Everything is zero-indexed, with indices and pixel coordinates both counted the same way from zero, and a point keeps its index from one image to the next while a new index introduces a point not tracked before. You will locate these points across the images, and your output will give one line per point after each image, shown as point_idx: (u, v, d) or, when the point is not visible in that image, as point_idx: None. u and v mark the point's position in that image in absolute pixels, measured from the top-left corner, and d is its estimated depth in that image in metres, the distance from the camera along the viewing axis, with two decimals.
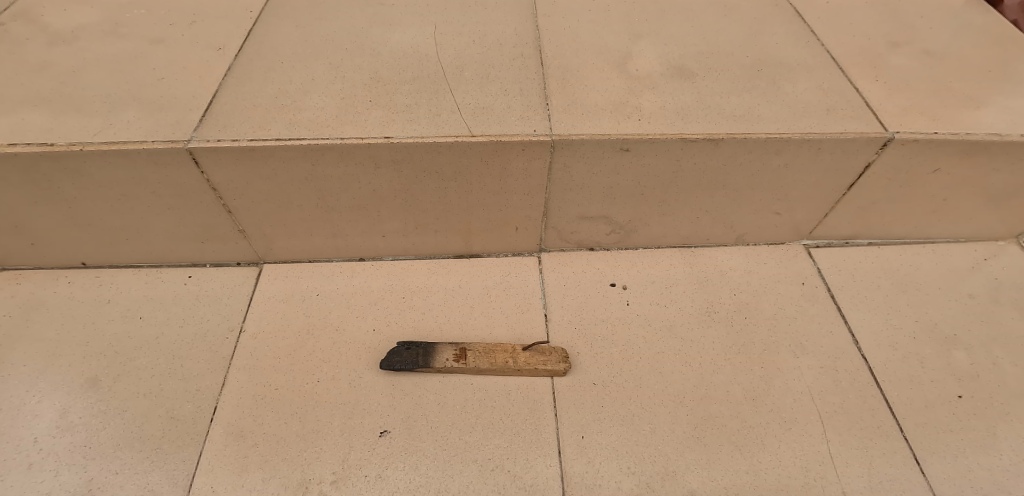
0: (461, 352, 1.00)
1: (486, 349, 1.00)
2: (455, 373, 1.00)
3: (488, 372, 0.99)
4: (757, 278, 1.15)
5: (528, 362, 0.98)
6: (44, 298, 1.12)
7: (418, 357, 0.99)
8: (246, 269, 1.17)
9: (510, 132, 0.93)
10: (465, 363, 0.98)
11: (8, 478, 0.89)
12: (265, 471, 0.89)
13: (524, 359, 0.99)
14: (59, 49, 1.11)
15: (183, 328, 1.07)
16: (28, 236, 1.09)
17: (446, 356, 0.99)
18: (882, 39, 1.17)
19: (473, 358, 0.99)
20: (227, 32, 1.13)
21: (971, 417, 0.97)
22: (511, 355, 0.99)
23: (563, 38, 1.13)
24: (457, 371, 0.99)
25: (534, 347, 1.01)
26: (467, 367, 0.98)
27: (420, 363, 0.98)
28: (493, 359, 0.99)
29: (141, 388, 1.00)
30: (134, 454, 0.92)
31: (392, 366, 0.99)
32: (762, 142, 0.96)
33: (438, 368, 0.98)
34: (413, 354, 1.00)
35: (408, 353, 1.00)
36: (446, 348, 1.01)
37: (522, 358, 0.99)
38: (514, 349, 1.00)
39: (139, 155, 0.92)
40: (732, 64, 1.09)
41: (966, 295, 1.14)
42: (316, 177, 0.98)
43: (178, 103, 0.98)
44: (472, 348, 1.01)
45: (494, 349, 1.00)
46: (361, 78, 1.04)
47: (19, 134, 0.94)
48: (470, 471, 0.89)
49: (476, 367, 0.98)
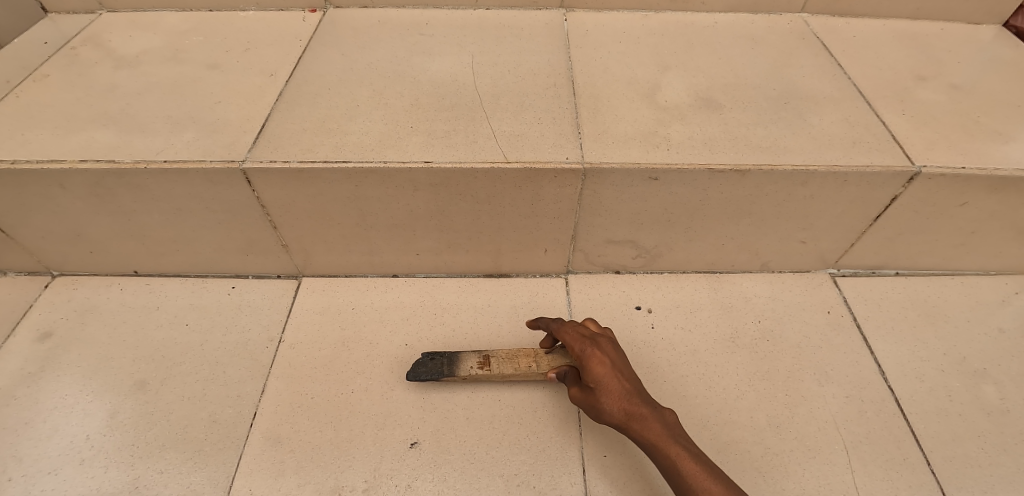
0: (484, 360, 1.02)
1: (509, 356, 1.02)
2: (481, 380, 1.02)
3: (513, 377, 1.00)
4: (783, 305, 1.17)
5: (551, 366, 0.98)
6: (99, 302, 1.20)
7: (442, 367, 1.01)
8: (286, 282, 1.22)
9: (543, 159, 0.98)
10: (489, 370, 1.00)
11: (62, 472, 0.96)
12: (300, 477, 0.94)
13: (546, 363, 0.99)
14: (124, 73, 1.20)
15: (226, 337, 1.13)
16: (88, 244, 1.17)
17: (469, 364, 1.01)
18: (909, 73, 1.19)
19: (495, 364, 1.01)
20: (278, 59, 1.21)
21: (1000, 453, 0.97)
22: (534, 359, 1.00)
23: (594, 69, 1.18)
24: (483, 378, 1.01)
25: (559, 350, 1.00)
26: (491, 373, 0.99)
27: (445, 372, 1.00)
28: (516, 365, 1.00)
29: (185, 392, 1.05)
30: (178, 455, 0.97)
31: (418, 377, 1.00)
32: (788, 173, 0.98)
33: (462, 376, 0.99)
34: (437, 364, 1.01)
35: (432, 363, 1.02)
36: (469, 357, 1.02)
37: (545, 362, 0.99)
38: (537, 353, 1.01)
39: (196, 173, 0.99)
40: (759, 96, 1.12)
41: (996, 329, 1.13)
42: (358, 197, 1.03)
43: (234, 125, 1.06)
44: (495, 355, 1.03)
45: (517, 355, 1.02)
46: (402, 104, 1.10)
47: (90, 152, 1.02)
48: (497, 485, 0.92)
49: (500, 373, 0.99)
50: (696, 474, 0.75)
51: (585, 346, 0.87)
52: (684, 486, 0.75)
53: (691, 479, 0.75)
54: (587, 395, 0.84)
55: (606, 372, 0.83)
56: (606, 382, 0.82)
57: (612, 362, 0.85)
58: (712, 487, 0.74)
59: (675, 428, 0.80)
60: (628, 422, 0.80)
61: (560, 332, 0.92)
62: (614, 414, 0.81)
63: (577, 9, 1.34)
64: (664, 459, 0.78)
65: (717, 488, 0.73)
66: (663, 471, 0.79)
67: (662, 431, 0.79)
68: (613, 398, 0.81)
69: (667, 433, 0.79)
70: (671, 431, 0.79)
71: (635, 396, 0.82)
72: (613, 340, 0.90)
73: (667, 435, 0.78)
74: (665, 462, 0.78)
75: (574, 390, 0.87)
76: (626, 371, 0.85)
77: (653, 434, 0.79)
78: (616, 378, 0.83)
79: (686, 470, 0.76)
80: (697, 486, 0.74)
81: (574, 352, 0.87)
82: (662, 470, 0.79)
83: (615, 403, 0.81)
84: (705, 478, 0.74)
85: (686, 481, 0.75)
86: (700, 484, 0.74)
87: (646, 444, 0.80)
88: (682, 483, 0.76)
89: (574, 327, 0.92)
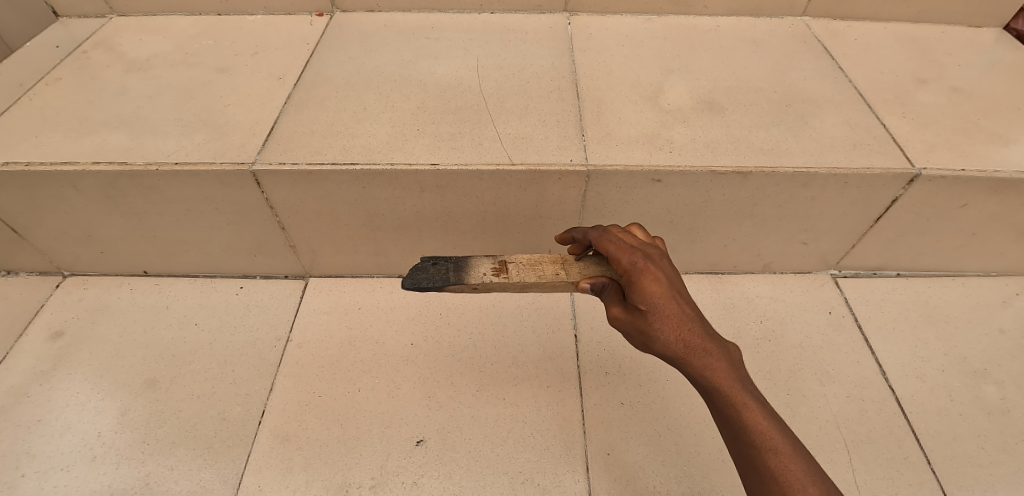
0: (499, 268, 0.84)
1: (531, 263, 0.85)
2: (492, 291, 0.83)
3: (534, 287, 0.83)
4: (784, 306, 1.18)
5: (582, 274, 0.81)
6: (109, 302, 1.22)
7: (448, 274, 0.81)
8: (293, 282, 1.24)
9: (547, 161, 0.99)
10: (507, 277, 0.82)
11: (74, 469, 0.97)
12: (308, 473, 0.95)
13: (576, 271, 0.82)
14: (135, 76, 1.22)
15: (235, 336, 1.15)
16: (99, 245, 1.19)
17: (482, 271, 0.83)
18: (909, 76, 1.20)
19: (514, 271, 0.84)
20: (286, 63, 1.23)
21: (1000, 453, 0.98)
22: (561, 267, 0.83)
23: (598, 72, 1.19)
24: (495, 288, 0.83)
25: (590, 259, 0.84)
26: (509, 281, 0.82)
27: (452, 280, 0.80)
28: (541, 272, 0.83)
29: (195, 390, 1.07)
30: (188, 452, 0.99)
31: (416, 284, 0.80)
32: (790, 175, 1.00)
33: (474, 284, 0.81)
34: (441, 270, 0.82)
35: (435, 270, 0.82)
36: (479, 263, 0.84)
37: (574, 269, 0.83)
38: (565, 261, 0.84)
39: (207, 175, 1.01)
40: (761, 99, 1.13)
41: (997, 330, 1.14)
42: (365, 198, 1.05)
43: (243, 128, 1.07)
44: (512, 263, 0.85)
45: (540, 263, 0.85)
46: (409, 107, 1.11)
47: (103, 154, 1.04)
48: (501, 482, 0.93)
49: (521, 281, 0.82)
50: (765, 430, 0.58)
51: (635, 257, 0.67)
52: (748, 444, 0.58)
53: (759, 436, 0.57)
54: (634, 317, 0.65)
55: (662, 292, 0.64)
56: (660, 305, 0.63)
57: (669, 281, 0.65)
58: (784, 447, 0.57)
59: (741, 372, 0.62)
60: (685, 356, 0.62)
61: (601, 241, 0.72)
62: (668, 343, 0.63)
63: (581, 13, 1.36)
64: (725, 407, 0.60)
65: (788, 448, 0.57)
66: (718, 422, 0.62)
67: (727, 372, 0.61)
68: (670, 325, 0.63)
69: (733, 376, 0.61)
70: (737, 373, 0.61)
71: (696, 326, 0.63)
72: (667, 254, 0.70)
73: (734, 378, 0.61)
74: (725, 410, 0.60)
75: (614, 309, 0.67)
76: (686, 295, 0.65)
77: (715, 375, 0.60)
78: (674, 300, 0.64)
79: (753, 425, 0.58)
80: (764, 444, 0.57)
81: (621, 265, 0.68)
82: (720, 420, 0.61)
83: (671, 331, 0.62)
84: (776, 435, 0.57)
85: (751, 437, 0.58)
86: (771, 443, 0.57)
87: (704, 386, 0.61)
88: (745, 438, 0.58)
89: (618, 236, 0.73)
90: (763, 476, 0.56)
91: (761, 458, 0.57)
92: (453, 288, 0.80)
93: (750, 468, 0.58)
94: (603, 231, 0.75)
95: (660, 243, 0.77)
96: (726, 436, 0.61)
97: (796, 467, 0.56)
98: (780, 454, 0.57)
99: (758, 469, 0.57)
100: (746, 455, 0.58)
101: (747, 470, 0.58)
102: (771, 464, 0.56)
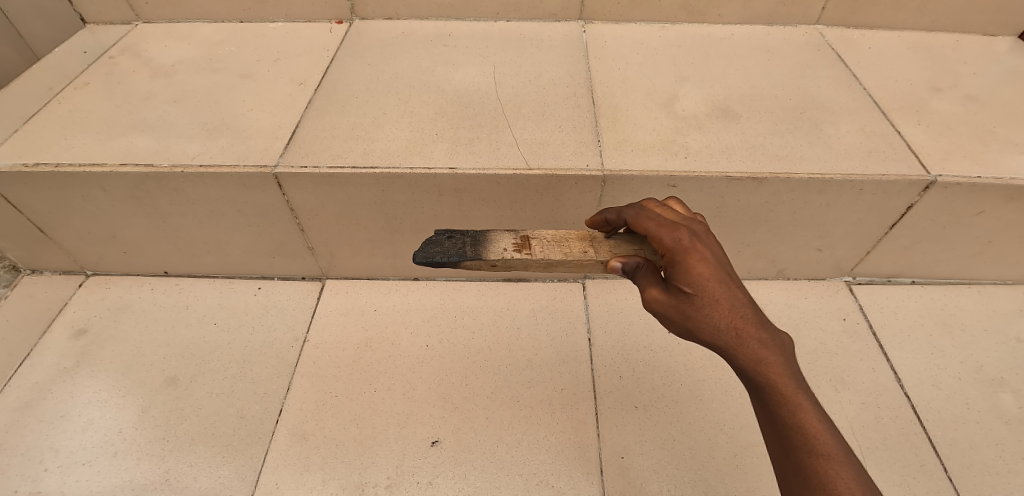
0: (521, 244, 0.79)
1: (556, 240, 0.80)
2: (513, 269, 0.78)
3: (560, 266, 0.78)
4: (799, 312, 1.18)
5: (613, 252, 0.75)
6: (131, 301, 1.24)
7: (464, 249, 0.76)
8: (310, 284, 1.26)
9: (564, 166, 1.00)
10: (530, 254, 0.77)
11: (96, 464, 0.99)
12: (325, 472, 0.96)
13: (607, 250, 0.76)
14: (160, 81, 1.25)
15: (254, 336, 1.17)
16: (123, 245, 1.21)
17: (502, 247, 0.77)
18: (924, 84, 1.21)
19: (537, 248, 0.78)
20: (307, 69, 1.26)
21: (1019, 462, 0.97)
22: (590, 244, 0.78)
23: (613, 79, 1.21)
24: (516, 267, 0.78)
25: (623, 236, 0.78)
26: (532, 258, 0.77)
27: (468, 256, 0.75)
28: (568, 250, 0.77)
29: (214, 388, 1.09)
30: (208, 449, 1.01)
31: (430, 259, 0.74)
32: (805, 181, 1.00)
33: (493, 261, 0.76)
34: (457, 245, 0.77)
35: (450, 244, 0.77)
36: (500, 238, 0.79)
37: (605, 248, 0.76)
38: (594, 239, 0.78)
39: (231, 177, 1.03)
40: (776, 106, 1.14)
41: (1014, 339, 1.13)
42: (383, 201, 1.06)
43: (266, 132, 1.10)
44: (535, 239, 0.80)
45: (567, 239, 0.79)
46: (427, 113, 1.13)
47: (130, 156, 1.07)
48: (516, 484, 0.94)
49: (545, 258, 0.77)
50: (817, 432, 0.56)
51: (679, 234, 0.64)
52: (798, 445, 0.56)
53: (811, 438, 0.55)
54: (678, 299, 0.62)
55: (711, 274, 0.62)
56: (709, 288, 0.61)
57: (719, 262, 0.63)
58: (836, 453, 0.55)
59: (794, 367, 0.59)
60: (734, 344, 0.60)
61: (638, 219, 0.69)
62: (718, 329, 0.60)
63: (596, 21, 1.38)
64: (776, 404, 0.57)
65: (841, 455, 0.54)
66: (762, 417, 0.60)
67: (780, 366, 0.59)
68: (720, 310, 0.60)
69: (785, 370, 0.59)
70: (790, 369, 0.59)
71: (748, 313, 0.61)
72: (712, 232, 0.67)
73: (787, 374, 0.58)
74: (775, 407, 0.57)
75: (653, 289, 0.64)
76: (737, 280, 0.63)
77: (768, 368, 0.58)
78: (724, 284, 0.62)
79: (805, 425, 0.56)
80: (816, 447, 0.55)
81: (663, 243, 0.65)
82: (768, 418, 0.59)
83: (722, 315, 0.60)
84: (829, 440, 0.55)
85: (801, 438, 0.56)
86: (823, 446, 0.55)
87: (752, 377, 0.59)
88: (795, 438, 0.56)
89: (656, 212, 0.70)
90: (812, 481, 0.54)
91: (813, 462, 0.55)
92: (470, 264, 0.75)
93: (796, 470, 0.56)
94: (639, 208, 0.72)
95: (701, 219, 0.73)
96: (769, 432, 0.59)
97: (848, 475, 0.54)
98: (832, 460, 0.54)
99: (806, 473, 0.55)
100: (793, 456, 0.56)
101: (791, 473, 0.56)
102: (824, 468, 0.54)
